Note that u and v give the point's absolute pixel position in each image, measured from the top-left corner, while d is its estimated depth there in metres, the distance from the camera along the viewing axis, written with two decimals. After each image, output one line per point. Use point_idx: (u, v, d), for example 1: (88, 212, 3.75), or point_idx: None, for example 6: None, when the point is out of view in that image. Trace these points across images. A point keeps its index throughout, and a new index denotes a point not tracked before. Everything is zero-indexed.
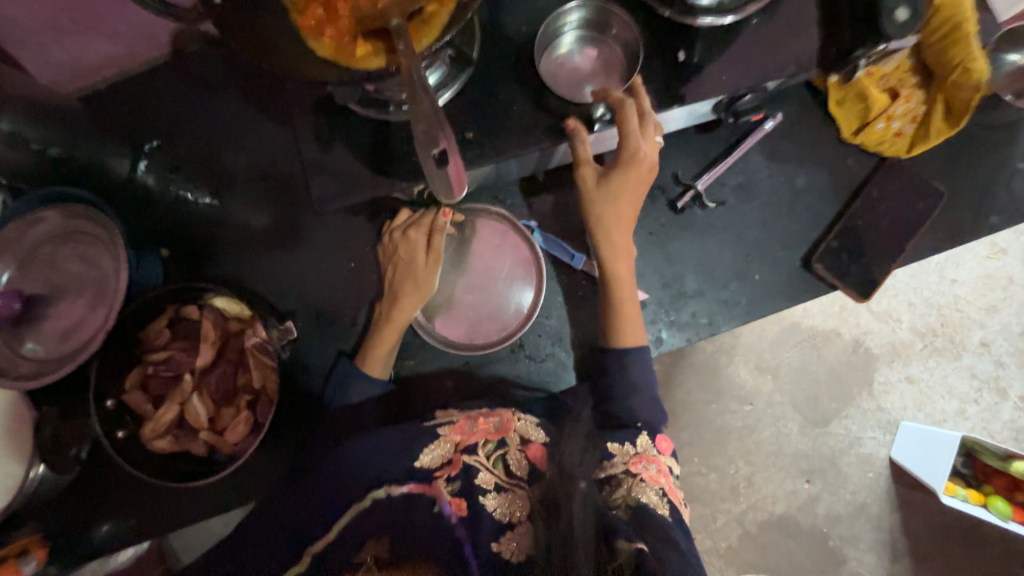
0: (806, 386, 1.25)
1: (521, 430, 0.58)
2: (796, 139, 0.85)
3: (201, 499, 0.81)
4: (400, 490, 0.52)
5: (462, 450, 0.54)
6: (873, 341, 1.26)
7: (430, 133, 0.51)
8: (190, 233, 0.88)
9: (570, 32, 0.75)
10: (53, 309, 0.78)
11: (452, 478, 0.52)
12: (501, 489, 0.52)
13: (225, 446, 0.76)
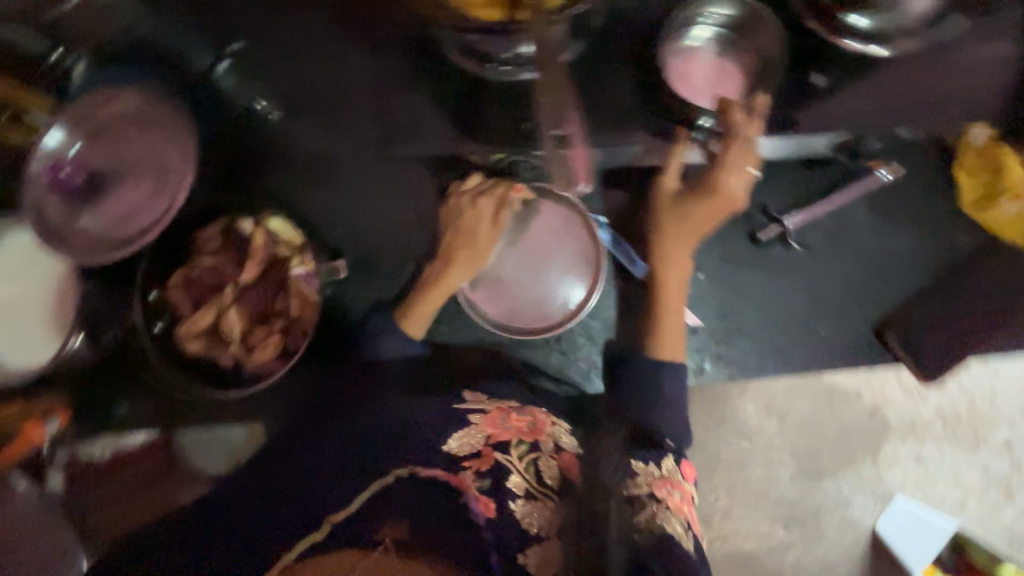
0: (811, 439, 1.20)
1: (552, 436, 0.60)
2: (902, 196, 0.78)
3: (213, 404, 0.83)
4: (425, 474, 0.51)
5: (493, 445, 0.55)
6: (893, 414, 1.20)
7: None
8: (253, 144, 0.85)
9: (709, 26, 0.67)
10: (109, 189, 0.76)
11: (482, 474, 0.52)
12: (530, 495, 0.53)
13: (251, 364, 0.77)
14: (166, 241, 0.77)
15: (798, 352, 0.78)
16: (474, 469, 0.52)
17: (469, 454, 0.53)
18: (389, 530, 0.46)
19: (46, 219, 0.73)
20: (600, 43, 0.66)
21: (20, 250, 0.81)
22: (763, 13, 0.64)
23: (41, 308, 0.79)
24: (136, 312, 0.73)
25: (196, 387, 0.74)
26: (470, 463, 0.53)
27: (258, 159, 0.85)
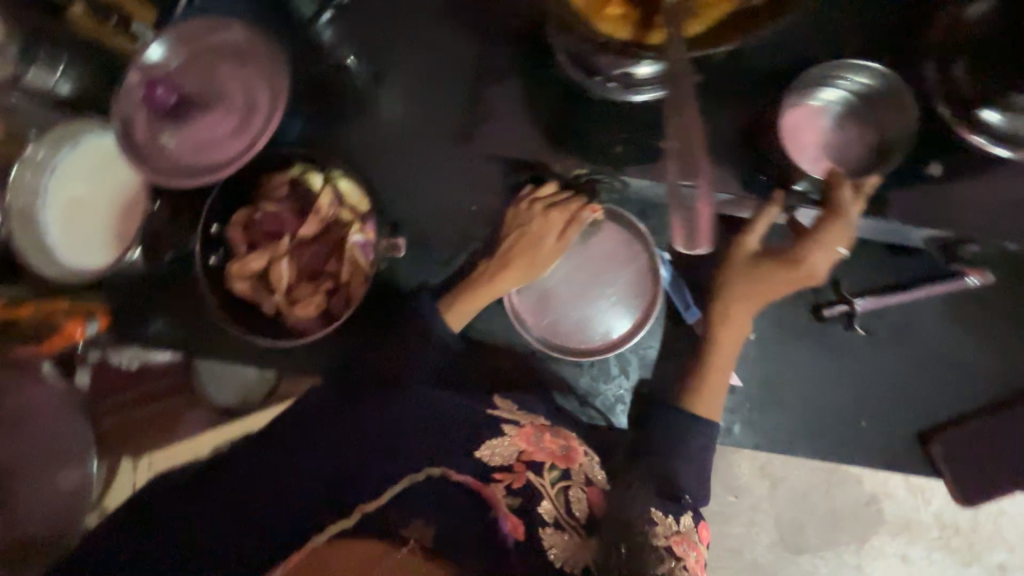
0: (800, 511, 1.17)
1: (584, 468, 0.60)
2: (987, 306, 0.73)
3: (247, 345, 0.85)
4: (456, 478, 0.53)
5: (524, 462, 0.56)
6: (888, 506, 1.17)
7: (683, 162, 0.40)
8: (340, 103, 0.86)
9: (840, 88, 0.63)
10: (195, 115, 0.78)
11: (513, 491, 0.53)
12: (559, 525, 0.52)
13: (291, 317, 0.77)
14: (238, 178, 0.78)
15: (837, 439, 0.75)
16: (506, 483, 0.54)
17: (500, 466, 0.55)
18: (416, 531, 0.46)
19: (133, 133, 0.76)
20: (714, 84, 0.65)
21: (94, 154, 0.85)
22: (905, 92, 0.59)
23: (111, 218, 0.84)
24: (196, 241, 0.75)
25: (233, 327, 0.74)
26: (502, 476, 0.54)
27: (338, 120, 0.85)
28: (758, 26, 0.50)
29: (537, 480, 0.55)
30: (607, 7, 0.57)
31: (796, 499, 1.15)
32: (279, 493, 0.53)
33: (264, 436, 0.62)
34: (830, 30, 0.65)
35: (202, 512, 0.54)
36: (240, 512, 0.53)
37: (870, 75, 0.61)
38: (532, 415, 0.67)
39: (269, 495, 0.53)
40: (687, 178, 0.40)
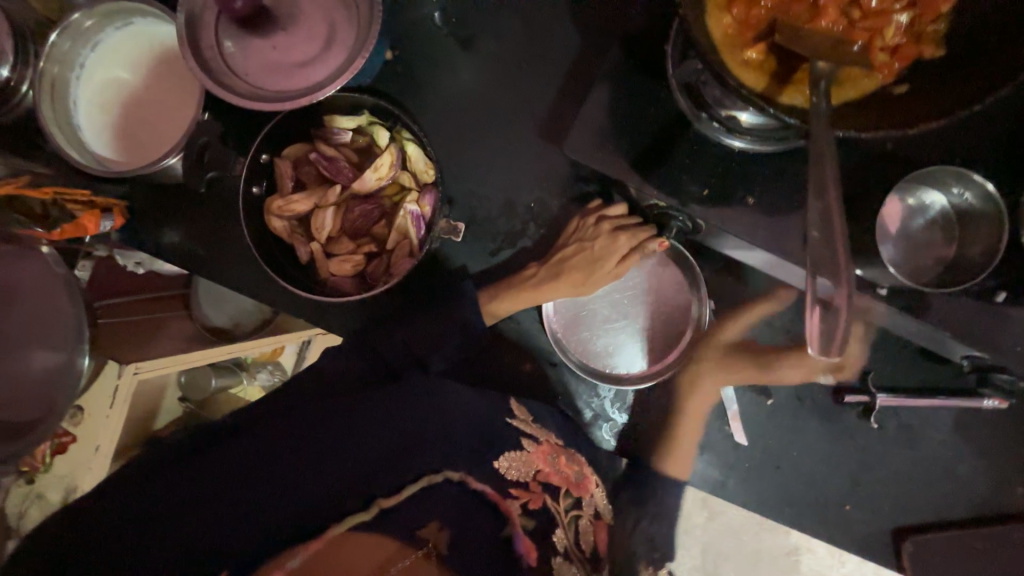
0: (726, 547, 1.13)
1: (593, 500, 0.64)
2: (992, 430, 0.76)
3: (276, 287, 0.84)
4: (474, 486, 0.54)
5: (541, 483, 0.58)
6: (807, 561, 1.13)
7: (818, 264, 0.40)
8: (424, 57, 0.81)
9: (942, 199, 0.65)
10: (269, 33, 0.72)
11: (529, 512, 0.54)
12: (568, 555, 0.54)
13: (325, 270, 0.75)
14: (301, 110, 0.73)
15: (813, 521, 0.78)
16: (522, 501, 0.55)
17: (517, 481, 0.56)
18: (432, 532, 0.47)
19: (198, 37, 0.70)
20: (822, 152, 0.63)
21: (144, 38, 0.78)
22: (1004, 219, 0.60)
23: (146, 115, 0.77)
24: (245, 167, 0.71)
25: (266, 267, 0.71)
26: (519, 492, 0.55)
27: (416, 74, 0.81)
28: (904, 123, 0.47)
29: (553, 504, 0.57)
30: (745, 46, 0.52)
31: (728, 534, 1.11)
32: (298, 478, 0.53)
33: (285, 415, 0.63)
34: (954, 130, 0.62)
35: (220, 493, 0.52)
36: (259, 481, 0.53)
37: (969, 192, 0.62)
38: (548, 432, 0.68)
39: (287, 476, 0.53)
40: (822, 273, 0.40)
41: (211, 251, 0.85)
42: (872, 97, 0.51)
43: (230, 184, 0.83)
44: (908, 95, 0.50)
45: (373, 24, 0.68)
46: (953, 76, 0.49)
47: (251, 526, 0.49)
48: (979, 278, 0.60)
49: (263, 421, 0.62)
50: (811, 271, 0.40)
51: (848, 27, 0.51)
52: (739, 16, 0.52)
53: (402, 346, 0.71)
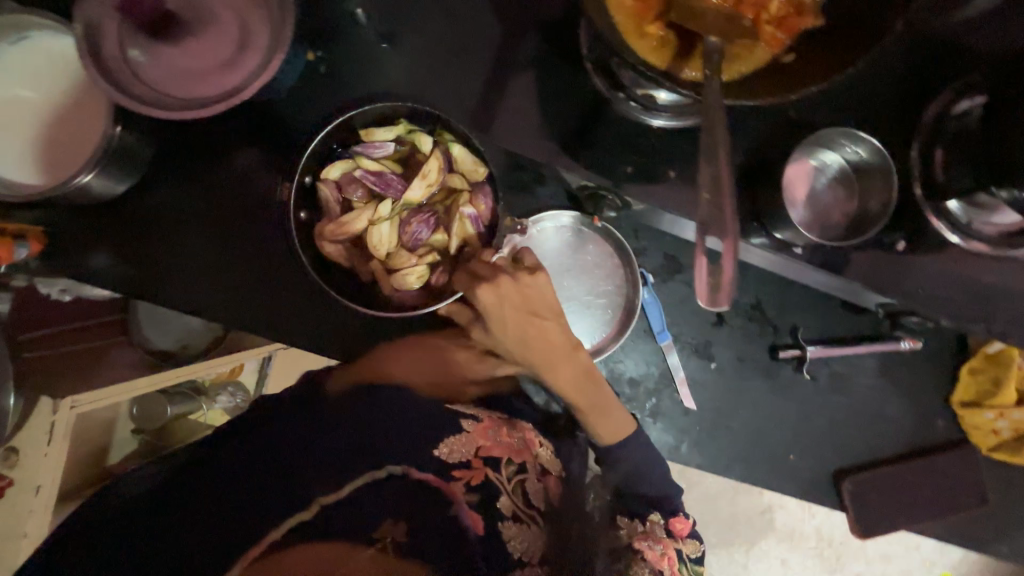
0: (706, 516, 1.27)
1: (539, 459, 0.62)
2: (914, 371, 0.82)
3: (215, 303, 0.81)
4: (416, 476, 0.53)
5: (483, 457, 0.57)
6: (780, 516, 1.30)
7: (716, 217, 0.42)
8: (349, 54, 0.80)
9: (835, 157, 0.70)
10: (180, 39, 0.70)
11: (472, 488, 0.54)
12: (517, 518, 0.54)
13: (388, 289, 0.73)
14: (341, 126, 0.70)
15: (764, 474, 0.83)
16: (465, 481, 0.54)
17: (459, 461, 0.55)
18: (387, 530, 0.49)
19: (99, 46, 0.67)
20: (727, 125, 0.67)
21: (43, 52, 0.73)
22: (891, 171, 0.65)
23: (52, 132, 0.73)
24: (291, 194, 0.68)
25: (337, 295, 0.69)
26: (461, 472, 0.55)
27: (343, 76, 0.81)
28: (787, 87, 0.52)
29: (495, 476, 0.56)
30: (647, 23, 0.55)
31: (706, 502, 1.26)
32: (245, 484, 0.52)
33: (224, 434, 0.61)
34: (846, 94, 0.67)
35: (150, 518, 0.53)
36: (198, 493, 0.53)
37: (853, 149, 0.68)
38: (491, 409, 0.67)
39: (228, 484, 0.52)
40: (711, 234, 0.43)
41: (143, 268, 0.81)
42: (764, 65, 0.54)
43: (158, 199, 0.80)
44: (796, 61, 0.53)
45: (290, 25, 0.68)
46: (830, 40, 0.53)
47: (196, 544, 0.49)
48: (871, 231, 0.65)
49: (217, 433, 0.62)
50: (702, 229, 0.43)
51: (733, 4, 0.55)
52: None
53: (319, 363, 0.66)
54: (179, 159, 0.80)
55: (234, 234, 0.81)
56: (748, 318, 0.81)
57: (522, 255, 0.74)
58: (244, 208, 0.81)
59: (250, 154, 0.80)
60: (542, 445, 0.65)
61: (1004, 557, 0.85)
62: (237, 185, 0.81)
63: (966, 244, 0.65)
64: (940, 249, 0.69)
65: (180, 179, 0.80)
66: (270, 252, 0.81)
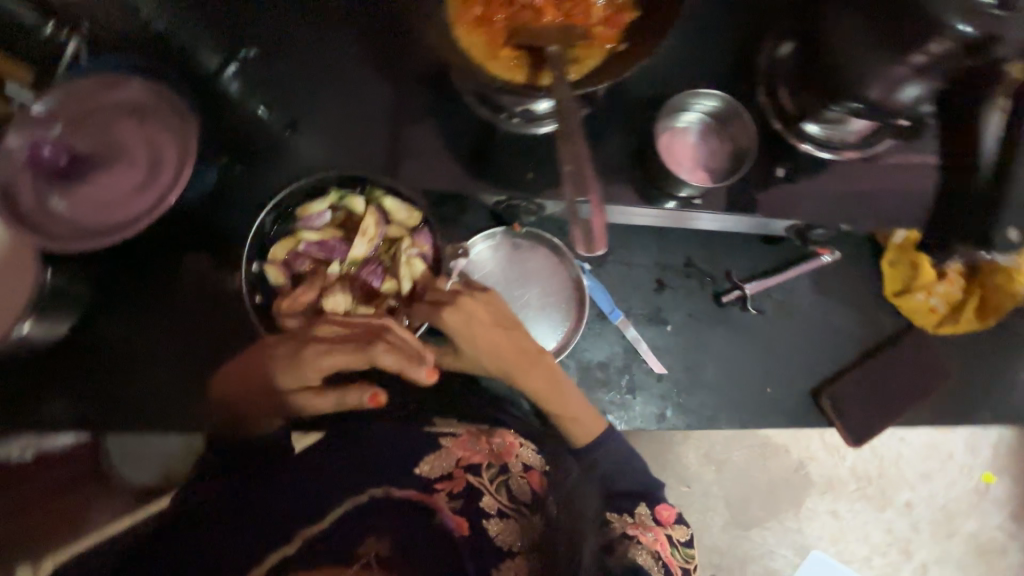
0: (738, 487, 1.61)
1: (520, 458, 0.70)
2: (845, 278, 0.89)
3: (183, 415, 0.81)
4: (399, 495, 0.65)
5: (464, 467, 0.67)
6: (813, 468, 1.62)
7: (578, 182, 0.55)
8: (257, 148, 0.85)
9: (695, 113, 0.78)
10: (94, 175, 0.75)
11: (455, 496, 0.65)
12: (501, 512, 0.65)
13: None
14: (277, 208, 0.74)
15: (751, 412, 0.86)
16: (447, 490, 0.66)
17: (440, 476, 0.67)
18: (372, 547, 0.59)
19: (18, 201, 0.71)
20: (604, 113, 0.76)
21: None
22: (741, 112, 0.76)
23: None
24: (243, 283, 0.71)
25: None
26: (443, 484, 0.66)
27: (261, 169, 0.86)
28: (624, 68, 0.60)
29: (477, 479, 0.67)
30: (499, 50, 0.64)
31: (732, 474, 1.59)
32: (247, 526, 0.64)
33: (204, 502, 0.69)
34: (690, 66, 0.78)
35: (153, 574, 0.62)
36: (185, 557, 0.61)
37: (704, 102, 0.77)
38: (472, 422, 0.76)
39: (234, 530, 0.64)
40: (580, 197, 0.55)
41: (103, 399, 0.80)
42: (604, 59, 0.63)
43: (101, 330, 0.81)
44: (629, 48, 0.62)
45: (196, 138, 0.74)
46: (647, 26, 0.63)
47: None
48: (743, 171, 0.75)
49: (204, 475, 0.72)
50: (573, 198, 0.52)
51: (565, 17, 0.65)
52: (487, 35, 0.64)
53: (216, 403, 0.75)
54: (122, 281, 0.82)
55: (192, 336, 0.82)
56: (686, 276, 0.87)
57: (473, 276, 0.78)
58: (197, 310, 0.83)
59: (187, 262, 0.83)
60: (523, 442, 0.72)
61: (988, 422, 0.89)
62: (183, 290, 0.83)
63: (838, 157, 0.77)
64: (819, 169, 0.78)
65: (126, 300, 0.82)
66: (231, 343, 0.82)
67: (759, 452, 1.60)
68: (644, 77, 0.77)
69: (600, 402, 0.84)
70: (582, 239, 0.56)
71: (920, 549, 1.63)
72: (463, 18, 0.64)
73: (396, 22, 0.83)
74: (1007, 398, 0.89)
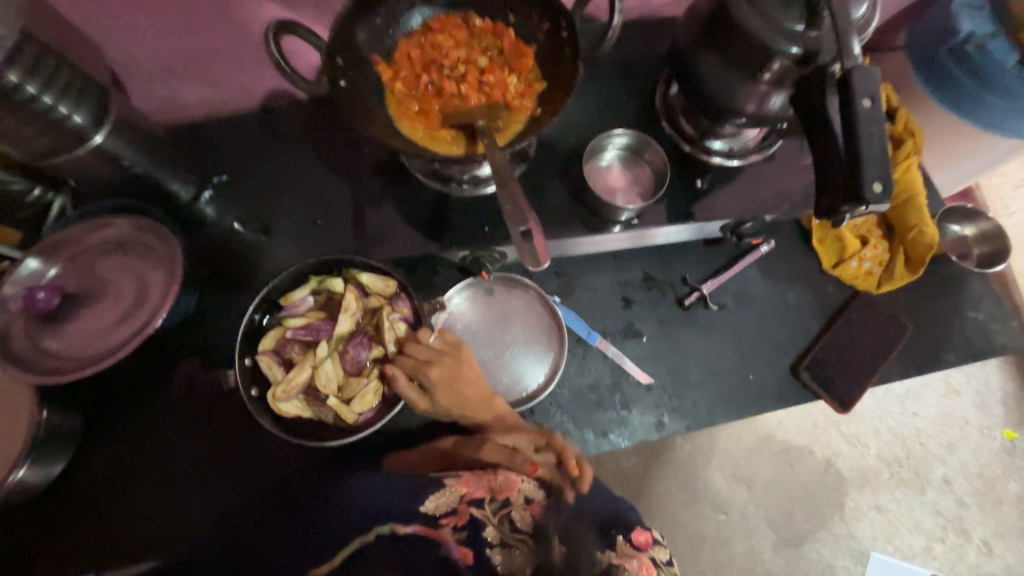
0: (780, 501, 1.57)
1: (524, 491, 0.68)
2: (788, 262, 0.99)
3: (190, 530, 0.80)
4: (405, 530, 0.65)
5: (467, 502, 0.66)
6: (842, 463, 1.60)
7: (517, 215, 0.66)
8: (237, 256, 0.92)
9: (613, 150, 0.92)
10: (86, 309, 0.80)
11: (459, 528, 0.64)
12: (503, 543, 0.63)
13: (351, 416, 0.78)
14: (261, 302, 0.79)
15: (740, 401, 0.91)
16: (452, 524, 0.65)
17: (446, 510, 0.66)
18: None
19: (14, 345, 0.76)
20: (539, 165, 0.88)
21: None
22: (649, 140, 0.90)
23: None
24: (239, 378, 0.76)
25: (307, 442, 0.76)
26: (448, 518, 0.65)
27: (238, 275, 0.92)
28: (542, 126, 0.73)
29: (480, 511, 0.66)
30: (438, 132, 0.76)
31: (768, 489, 1.56)
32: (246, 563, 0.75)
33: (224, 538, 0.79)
34: (601, 114, 0.92)
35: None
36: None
37: (619, 137, 0.91)
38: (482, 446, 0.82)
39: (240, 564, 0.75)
40: (521, 224, 0.66)
41: (103, 530, 0.79)
42: (526, 124, 0.76)
43: (96, 460, 0.81)
44: (542, 111, 0.75)
45: (181, 257, 0.80)
46: (553, 92, 0.76)
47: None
48: (661, 189, 0.87)
49: (205, 550, 0.79)
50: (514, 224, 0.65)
51: (487, 97, 0.77)
52: (426, 124, 0.77)
53: (239, 472, 0.82)
54: (111, 406, 0.83)
55: (188, 446, 0.83)
56: (647, 289, 0.95)
57: (446, 331, 0.84)
58: (189, 419, 0.83)
59: (175, 374, 0.85)
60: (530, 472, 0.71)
61: (957, 362, 0.96)
62: (173, 402, 0.84)
63: (746, 161, 0.88)
64: (733, 176, 0.89)
65: (119, 422, 0.83)
66: (227, 445, 0.83)
67: (784, 458, 1.59)
68: (565, 130, 0.90)
69: (600, 423, 0.87)
70: (529, 258, 0.68)
71: (975, 524, 1.58)
72: (404, 114, 0.77)
73: (347, 127, 0.96)
74: (964, 337, 0.97)
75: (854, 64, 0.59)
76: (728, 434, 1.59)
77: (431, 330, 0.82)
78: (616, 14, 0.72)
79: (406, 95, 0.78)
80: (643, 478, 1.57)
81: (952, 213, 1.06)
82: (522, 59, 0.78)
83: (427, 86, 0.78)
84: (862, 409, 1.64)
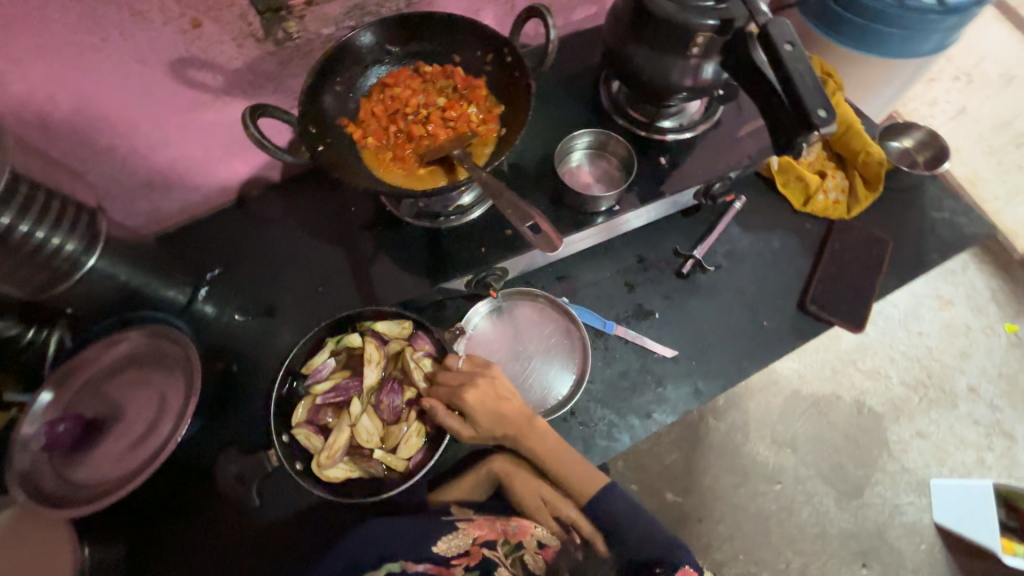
0: (827, 453, 1.57)
1: (535, 535, 0.80)
2: (763, 212, 1.05)
3: None
4: (416, 568, 0.73)
5: (479, 543, 0.77)
6: (871, 400, 1.62)
7: (521, 212, 0.72)
8: (247, 343, 0.92)
9: (579, 151, 0.99)
10: (109, 432, 0.79)
11: (469, 568, 0.75)
12: None
13: (401, 462, 0.77)
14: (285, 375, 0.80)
15: (762, 351, 0.93)
16: (464, 564, 0.75)
17: (457, 553, 0.75)
18: None
19: (43, 485, 0.74)
20: (515, 183, 0.93)
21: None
22: (610, 134, 0.96)
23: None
24: (280, 454, 0.74)
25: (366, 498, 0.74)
26: (459, 558, 0.75)
27: (253, 361, 0.91)
28: (512, 141, 0.78)
29: (492, 553, 0.77)
30: (419, 172, 0.82)
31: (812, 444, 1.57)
32: None
33: None
34: (557, 125, 0.99)
35: None
36: None
37: (583, 137, 0.97)
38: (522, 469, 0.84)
39: None
40: (527, 219, 0.72)
41: None
42: (497, 144, 0.82)
43: None
44: (509, 129, 0.81)
45: (196, 356, 0.80)
46: (513, 110, 0.83)
47: None
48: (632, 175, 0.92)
49: None
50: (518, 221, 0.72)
51: (454, 131, 0.83)
52: (406, 168, 0.82)
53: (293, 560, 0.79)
54: (152, 530, 0.79)
55: (239, 553, 0.79)
56: (645, 270, 0.99)
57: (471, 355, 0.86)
58: (236, 520, 0.80)
59: (212, 477, 0.82)
60: (544, 515, 0.83)
61: (941, 262, 1.02)
62: (215, 509, 0.81)
63: (698, 131, 0.96)
64: (692, 146, 0.96)
65: (164, 540, 0.79)
66: (277, 539, 0.80)
67: (816, 411, 1.60)
68: (529, 146, 0.97)
69: (640, 407, 0.88)
70: (545, 244, 0.74)
71: (1013, 423, 1.60)
72: (383, 165, 0.82)
73: (326, 197, 1.00)
74: (939, 238, 1.03)
75: (765, 20, 0.67)
76: (757, 400, 1.61)
77: (457, 355, 0.83)
78: (551, 30, 0.78)
79: (379, 148, 0.83)
80: (690, 470, 1.55)
81: (889, 134, 1.16)
82: (476, 90, 0.85)
83: (397, 134, 0.83)
84: (871, 344, 1.69)
